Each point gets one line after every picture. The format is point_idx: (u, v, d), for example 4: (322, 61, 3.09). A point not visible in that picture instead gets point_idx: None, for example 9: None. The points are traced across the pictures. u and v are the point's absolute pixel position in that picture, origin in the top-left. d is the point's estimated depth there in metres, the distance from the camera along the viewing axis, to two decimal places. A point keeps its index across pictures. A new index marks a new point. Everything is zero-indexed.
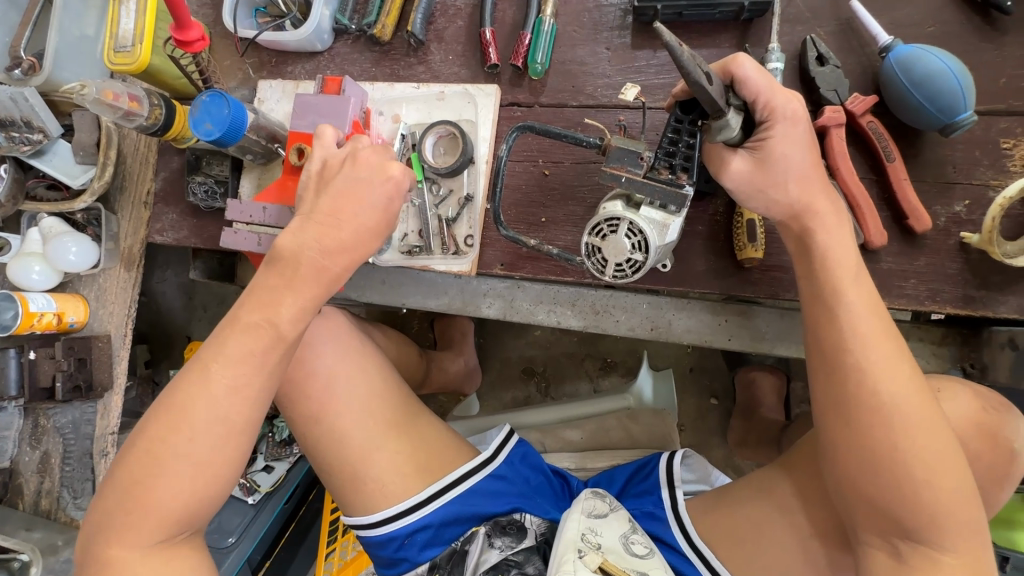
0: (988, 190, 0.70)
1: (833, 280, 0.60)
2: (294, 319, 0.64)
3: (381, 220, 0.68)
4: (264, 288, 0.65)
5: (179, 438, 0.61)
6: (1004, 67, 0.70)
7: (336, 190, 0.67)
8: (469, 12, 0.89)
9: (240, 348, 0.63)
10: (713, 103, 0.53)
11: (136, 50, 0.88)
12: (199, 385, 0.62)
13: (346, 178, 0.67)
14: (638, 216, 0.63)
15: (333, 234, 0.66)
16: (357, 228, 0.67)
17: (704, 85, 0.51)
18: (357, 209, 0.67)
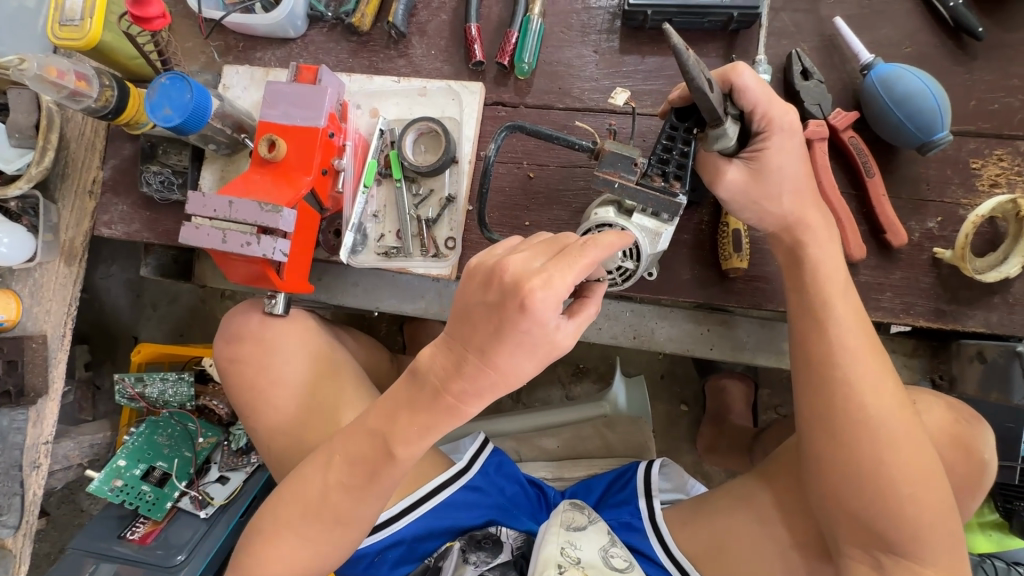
0: (959, 208, 0.72)
1: (820, 296, 0.62)
2: (408, 445, 0.61)
3: (540, 351, 0.53)
4: (391, 402, 0.62)
5: (294, 515, 0.68)
6: (974, 90, 0.73)
7: (472, 320, 0.54)
8: (454, 6, 0.86)
9: (362, 453, 0.64)
10: (714, 110, 0.52)
11: (85, 25, 0.81)
12: (319, 474, 0.67)
13: (481, 305, 0.53)
14: (631, 223, 0.62)
15: (483, 375, 0.55)
16: (514, 358, 0.53)
17: (705, 91, 0.50)
18: (504, 348, 0.53)
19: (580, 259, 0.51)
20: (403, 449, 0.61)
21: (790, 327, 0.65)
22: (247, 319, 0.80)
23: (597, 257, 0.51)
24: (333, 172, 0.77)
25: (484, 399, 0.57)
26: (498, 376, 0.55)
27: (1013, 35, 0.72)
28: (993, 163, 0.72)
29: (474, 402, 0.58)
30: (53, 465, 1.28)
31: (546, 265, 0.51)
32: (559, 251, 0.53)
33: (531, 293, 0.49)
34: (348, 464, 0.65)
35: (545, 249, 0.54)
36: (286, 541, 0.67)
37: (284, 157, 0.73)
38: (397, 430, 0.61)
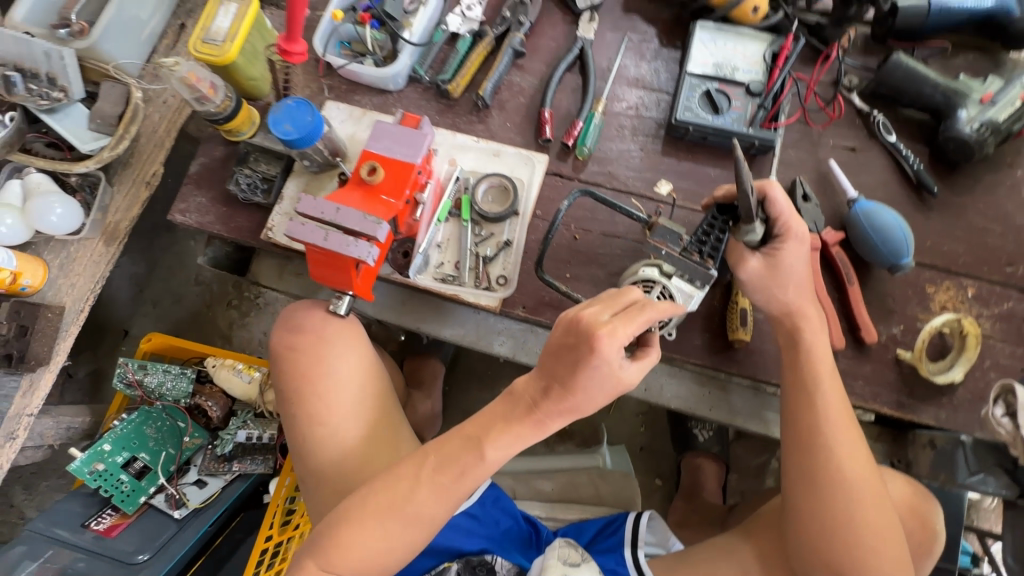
0: (917, 321, 0.90)
1: (812, 372, 0.75)
2: (500, 455, 0.74)
3: (612, 390, 0.70)
4: (488, 414, 0.75)
5: (380, 514, 0.74)
6: (930, 233, 0.93)
7: (556, 356, 0.70)
8: (532, 93, 1.05)
9: (455, 454, 0.75)
10: (751, 212, 0.68)
11: (225, 47, 0.95)
12: (411, 471, 0.75)
13: (562, 346, 0.69)
14: (670, 284, 0.75)
15: (572, 399, 0.70)
16: (592, 386, 0.69)
17: (748, 195, 0.67)
18: (582, 380, 0.68)
19: (640, 317, 0.67)
20: (489, 450, 0.73)
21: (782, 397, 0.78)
22: (309, 315, 0.87)
23: (652, 317, 0.67)
24: (415, 203, 0.89)
25: (563, 419, 0.72)
26: (577, 402, 0.70)
27: (960, 197, 0.94)
28: (943, 290, 0.91)
29: (557, 419, 0.72)
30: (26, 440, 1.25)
31: (613, 319, 0.67)
32: (622, 308, 0.69)
33: (603, 341, 0.66)
34: (443, 467, 0.75)
35: (610, 304, 0.69)
36: (370, 536, 0.73)
37: (380, 182, 0.86)
38: (493, 437, 0.73)
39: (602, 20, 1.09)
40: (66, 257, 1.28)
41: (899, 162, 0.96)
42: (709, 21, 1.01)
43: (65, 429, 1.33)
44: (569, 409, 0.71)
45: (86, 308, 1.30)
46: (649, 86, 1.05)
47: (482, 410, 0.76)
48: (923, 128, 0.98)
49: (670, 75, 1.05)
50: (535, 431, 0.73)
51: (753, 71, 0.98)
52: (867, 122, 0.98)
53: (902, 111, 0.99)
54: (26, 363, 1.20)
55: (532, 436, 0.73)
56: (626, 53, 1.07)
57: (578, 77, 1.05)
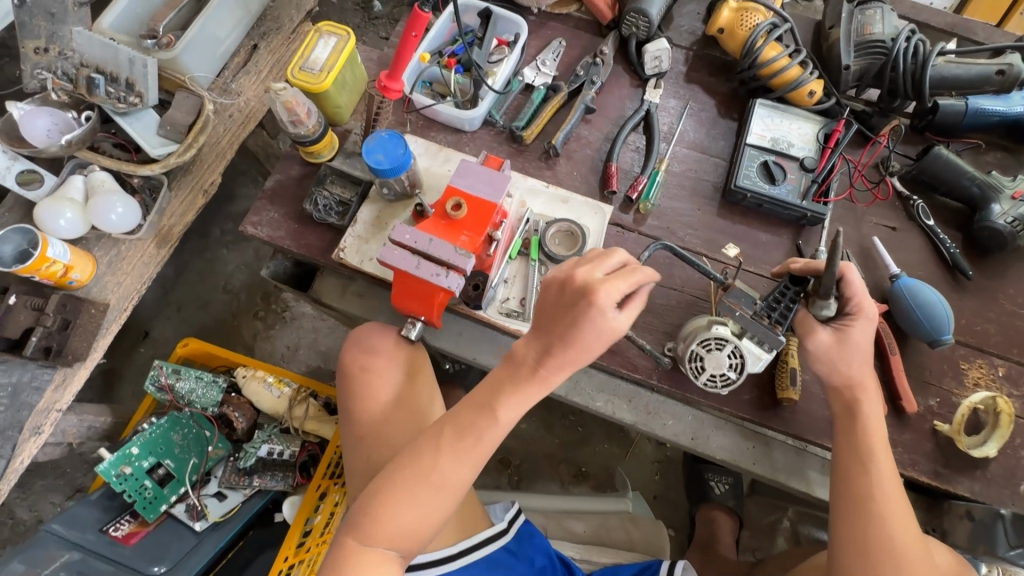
0: (952, 395, 0.95)
1: (868, 445, 0.79)
2: (511, 414, 0.78)
3: (607, 337, 0.76)
4: (494, 378, 0.80)
5: (409, 486, 0.75)
6: (964, 313, 1.00)
7: (553, 315, 0.78)
8: (598, 147, 1.12)
9: (471, 421, 0.78)
10: (831, 288, 0.74)
11: (321, 76, 1.01)
12: (432, 439, 0.78)
13: (559, 304, 0.78)
14: (740, 344, 0.80)
15: (573, 353, 0.76)
16: (592, 340, 0.76)
17: (834, 272, 0.73)
18: (582, 335, 0.75)
19: (627, 277, 0.76)
20: (501, 411, 0.78)
21: (834, 462, 0.81)
22: (383, 337, 0.90)
23: (640, 278, 0.76)
24: (488, 239, 0.92)
25: (563, 370, 0.78)
26: (577, 353, 0.76)
27: (990, 282, 1.02)
28: (976, 367, 0.97)
29: (559, 375, 0.78)
30: (47, 436, 1.23)
31: (604, 278, 0.76)
32: (608, 272, 0.78)
33: (599, 295, 0.74)
34: (463, 433, 0.77)
35: (597, 266, 0.78)
36: (402, 511, 0.74)
37: (461, 219, 0.90)
38: (505, 398, 0.78)
39: (666, 87, 1.18)
40: (116, 255, 1.29)
41: (936, 245, 1.04)
42: (768, 100, 1.10)
43: (86, 428, 1.31)
44: (570, 362, 0.77)
45: (129, 306, 1.30)
46: (707, 152, 1.12)
47: (491, 375, 0.81)
48: (957, 216, 1.06)
49: (727, 143, 1.13)
50: (542, 385, 0.79)
51: (806, 148, 1.06)
52: (907, 206, 1.06)
53: (938, 198, 1.08)
54: (63, 358, 1.19)
55: (537, 391, 0.79)
56: (686, 119, 1.16)
57: (642, 136, 1.13)
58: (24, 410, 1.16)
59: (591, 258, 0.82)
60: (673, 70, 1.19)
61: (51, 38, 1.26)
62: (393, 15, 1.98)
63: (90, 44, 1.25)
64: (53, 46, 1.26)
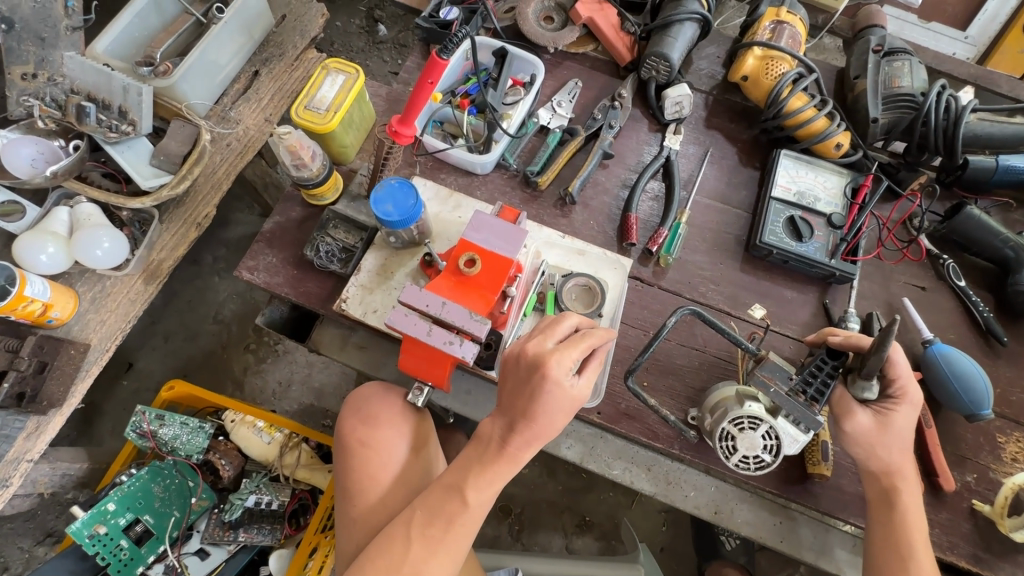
0: (990, 470, 0.90)
1: (906, 540, 0.74)
2: (480, 499, 0.73)
3: (570, 408, 0.73)
4: (461, 459, 0.76)
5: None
6: (999, 380, 0.95)
7: (511, 391, 0.74)
8: (616, 194, 1.07)
9: (444, 505, 0.73)
10: (878, 370, 0.70)
11: (328, 116, 0.96)
12: (403, 526, 0.73)
13: (515, 379, 0.73)
14: (776, 423, 0.73)
15: (535, 429, 0.73)
16: (552, 414, 0.72)
17: (884, 355, 0.68)
18: (541, 410, 0.71)
19: (580, 343, 0.73)
20: (471, 493, 0.73)
21: (869, 557, 0.77)
22: (384, 403, 0.86)
23: (593, 343, 0.74)
24: (503, 296, 0.85)
25: (526, 446, 0.74)
26: (542, 426, 0.72)
27: None
28: (1014, 440, 0.92)
29: (526, 451, 0.74)
30: (15, 488, 1.14)
31: (556, 346, 0.72)
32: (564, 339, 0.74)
33: (553, 367, 0.70)
34: (436, 519, 0.72)
35: (550, 334, 0.75)
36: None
37: (476, 275, 0.84)
38: (477, 480, 0.73)
39: (685, 132, 1.14)
40: (101, 291, 1.22)
41: (968, 307, 0.99)
42: (792, 150, 1.06)
43: (59, 475, 1.22)
44: (533, 438, 0.73)
45: (111, 347, 1.23)
46: (729, 202, 1.08)
47: (460, 454, 0.77)
48: (988, 276, 1.02)
49: (750, 193, 1.09)
50: (511, 462, 0.74)
51: (833, 203, 1.02)
52: (936, 265, 1.02)
53: (968, 257, 1.04)
54: (37, 404, 1.11)
55: (506, 470, 0.74)
56: (707, 166, 1.11)
57: (661, 184, 1.08)
58: None
59: (544, 323, 0.78)
60: (693, 114, 1.15)
61: (40, 63, 1.20)
62: (398, 40, 1.94)
63: (83, 70, 1.20)
64: (42, 71, 1.20)
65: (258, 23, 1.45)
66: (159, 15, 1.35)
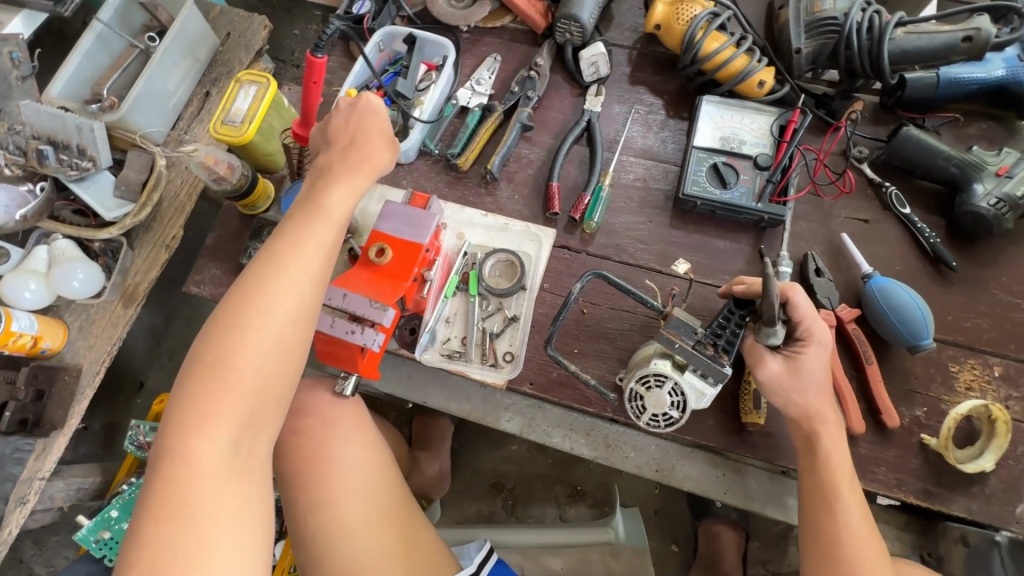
0: (941, 402, 0.86)
1: (829, 483, 0.72)
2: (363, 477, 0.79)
3: (384, 137, 0.83)
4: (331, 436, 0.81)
5: (207, 399, 0.65)
6: (951, 308, 0.90)
7: (339, 125, 0.83)
8: (539, 165, 1.07)
9: (262, 288, 0.69)
10: (774, 316, 0.68)
11: (243, 127, 1.00)
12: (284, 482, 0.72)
13: (340, 122, 0.83)
14: (682, 379, 0.73)
15: (362, 159, 0.80)
16: (380, 137, 0.83)
17: (773, 300, 0.67)
18: (364, 141, 0.81)
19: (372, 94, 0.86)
20: (290, 270, 0.71)
21: (798, 504, 0.74)
22: (315, 396, 0.90)
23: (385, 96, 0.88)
24: (422, 280, 0.89)
25: (341, 201, 0.77)
26: (363, 132, 0.82)
27: (980, 271, 0.92)
28: (968, 368, 0.87)
29: (373, 161, 0.81)
30: (35, 505, 1.26)
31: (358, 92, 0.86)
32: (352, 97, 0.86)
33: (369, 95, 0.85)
34: (254, 306, 0.68)
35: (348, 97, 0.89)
36: (201, 431, 0.64)
37: (388, 264, 0.86)
38: (292, 250, 0.72)
39: (609, 92, 1.11)
40: (86, 319, 1.31)
41: (915, 235, 0.94)
42: (715, 95, 1.03)
43: (75, 490, 1.34)
44: (360, 169, 0.80)
45: (102, 369, 1.31)
46: (657, 157, 1.05)
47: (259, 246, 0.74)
48: (937, 199, 0.96)
49: (678, 145, 1.06)
50: (330, 228, 0.75)
51: (760, 144, 0.98)
52: (880, 193, 0.97)
53: (916, 181, 0.98)
54: (41, 427, 1.22)
55: (325, 236, 0.74)
56: (632, 124, 1.08)
57: (585, 148, 1.07)
58: (8, 482, 1.20)
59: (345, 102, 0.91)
60: (616, 72, 1.12)
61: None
62: None
63: (39, 115, 1.27)
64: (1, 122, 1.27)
65: (201, 45, 1.50)
66: (107, 51, 1.42)
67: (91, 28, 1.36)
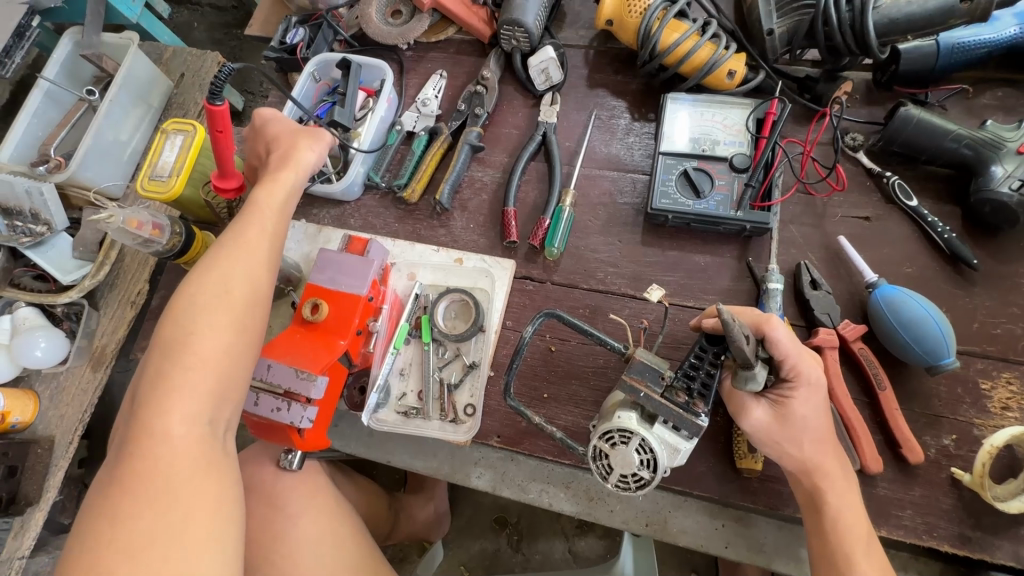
0: (972, 427, 0.73)
1: (844, 553, 0.59)
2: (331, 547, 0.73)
3: (296, 133, 0.81)
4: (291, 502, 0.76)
5: (177, 380, 0.61)
6: (976, 313, 0.77)
7: (259, 136, 0.83)
8: (494, 188, 0.97)
9: (221, 266, 0.68)
10: (747, 358, 0.57)
11: (171, 181, 0.93)
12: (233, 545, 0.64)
13: (261, 132, 0.84)
14: (651, 434, 0.63)
15: (284, 155, 0.79)
16: (295, 134, 0.81)
17: (739, 342, 0.56)
18: (285, 140, 0.80)
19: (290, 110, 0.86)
20: (244, 250, 0.70)
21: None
22: (261, 468, 0.82)
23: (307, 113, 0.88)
24: (367, 333, 0.81)
25: (277, 185, 0.76)
26: (283, 129, 0.81)
27: (1007, 266, 0.78)
28: (1002, 385, 0.74)
29: (295, 156, 0.78)
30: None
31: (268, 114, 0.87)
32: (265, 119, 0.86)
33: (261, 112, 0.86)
34: (212, 283, 0.67)
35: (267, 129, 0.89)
36: (170, 410, 0.60)
37: (324, 321, 0.77)
38: (246, 230, 0.72)
39: (566, 99, 1.00)
40: (56, 387, 1.28)
41: (926, 230, 0.81)
42: (681, 91, 0.91)
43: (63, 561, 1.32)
44: (284, 165, 0.78)
45: (76, 438, 1.27)
46: (623, 166, 0.94)
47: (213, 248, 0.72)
48: (951, 186, 0.83)
49: (646, 151, 0.95)
50: (273, 208, 0.75)
51: (736, 142, 0.87)
52: (880, 184, 0.84)
53: (923, 166, 0.85)
54: (16, 504, 1.20)
55: (270, 221, 0.74)
56: (594, 131, 0.97)
57: (543, 164, 0.97)
58: None
59: None
60: (573, 75, 1.01)
61: None
62: None
63: None
64: None
65: (153, 90, 1.44)
66: (57, 109, 1.38)
67: (37, 87, 1.32)
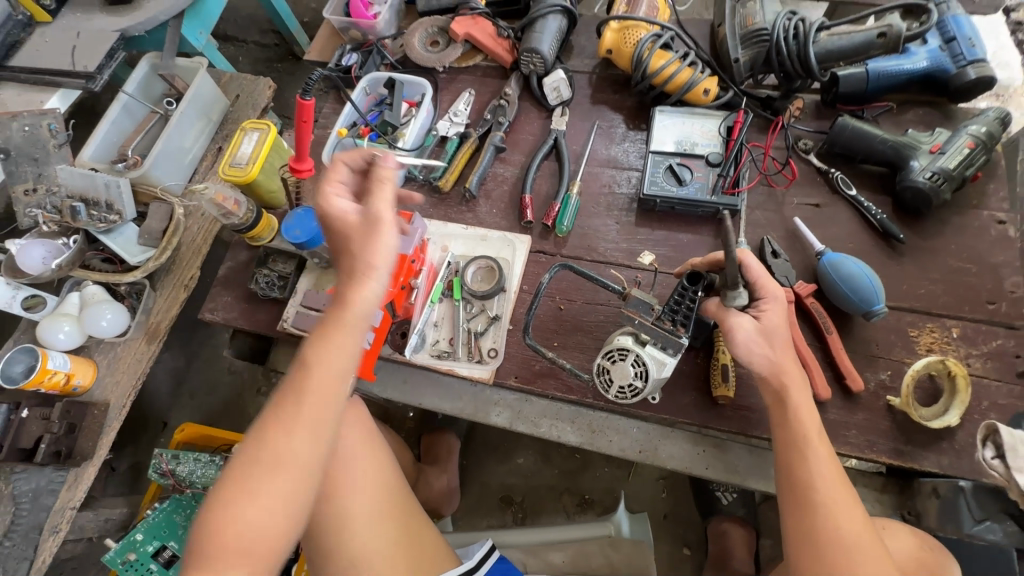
0: (904, 365, 0.90)
1: (801, 434, 0.75)
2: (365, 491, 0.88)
3: (368, 243, 0.72)
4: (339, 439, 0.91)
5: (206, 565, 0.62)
6: (906, 278, 0.96)
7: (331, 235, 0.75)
8: (514, 181, 1.17)
9: (282, 432, 0.66)
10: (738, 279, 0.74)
11: (248, 168, 1.12)
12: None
13: (332, 228, 0.75)
14: (643, 352, 0.80)
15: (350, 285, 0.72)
16: (365, 252, 0.72)
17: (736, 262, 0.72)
18: (357, 262, 0.72)
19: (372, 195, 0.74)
20: (292, 426, 0.66)
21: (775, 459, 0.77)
22: None
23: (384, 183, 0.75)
24: (409, 288, 0.99)
25: (337, 342, 0.70)
26: (352, 242, 0.73)
27: (929, 241, 0.98)
28: (927, 332, 0.92)
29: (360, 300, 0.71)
30: (68, 533, 1.35)
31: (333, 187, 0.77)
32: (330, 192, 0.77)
33: (330, 200, 0.76)
34: (256, 461, 0.65)
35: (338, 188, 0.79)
36: None
37: None
38: (300, 396, 0.67)
39: (573, 113, 1.22)
40: (113, 357, 1.42)
41: (864, 214, 1.01)
42: (667, 106, 1.13)
43: (103, 521, 1.43)
44: (349, 305, 0.71)
45: (128, 403, 1.41)
46: (620, 165, 1.15)
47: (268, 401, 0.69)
48: (884, 180, 1.03)
49: (639, 153, 1.16)
50: (323, 377, 0.69)
51: (710, 144, 1.08)
52: (827, 179, 1.05)
53: (860, 165, 1.05)
54: (72, 458, 1.31)
55: (321, 388, 0.68)
56: (596, 138, 1.19)
57: (554, 163, 1.17)
58: (44, 512, 1.29)
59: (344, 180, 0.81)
60: (579, 94, 1.24)
61: (38, 179, 1.43)
62: None
63: (72, 177, 1.42)
64: (40, 185, 1.43)
65: (214, 106, 1.67)
66: (131, 118, 1.60)
67: (118, 99, 1.54)
